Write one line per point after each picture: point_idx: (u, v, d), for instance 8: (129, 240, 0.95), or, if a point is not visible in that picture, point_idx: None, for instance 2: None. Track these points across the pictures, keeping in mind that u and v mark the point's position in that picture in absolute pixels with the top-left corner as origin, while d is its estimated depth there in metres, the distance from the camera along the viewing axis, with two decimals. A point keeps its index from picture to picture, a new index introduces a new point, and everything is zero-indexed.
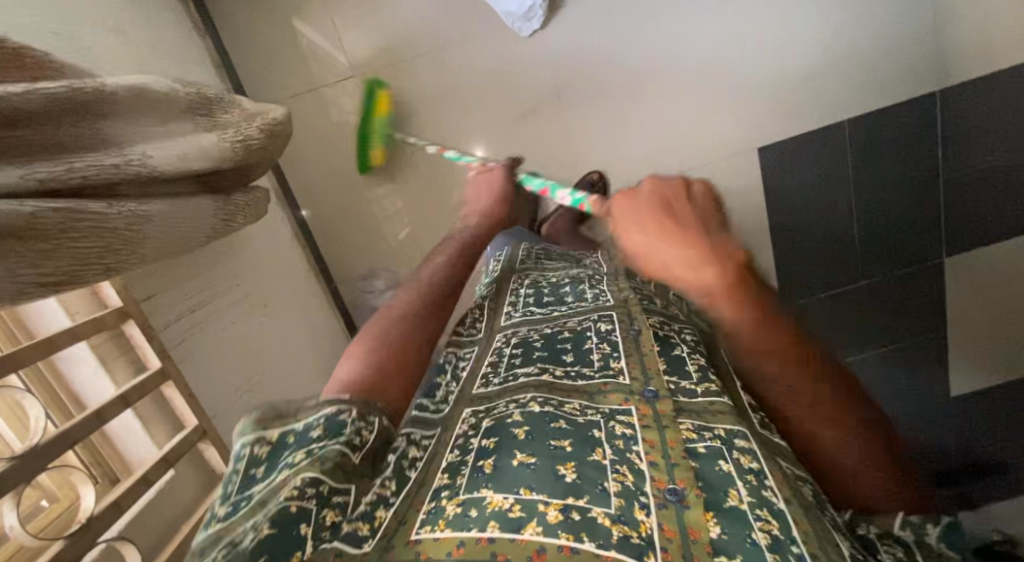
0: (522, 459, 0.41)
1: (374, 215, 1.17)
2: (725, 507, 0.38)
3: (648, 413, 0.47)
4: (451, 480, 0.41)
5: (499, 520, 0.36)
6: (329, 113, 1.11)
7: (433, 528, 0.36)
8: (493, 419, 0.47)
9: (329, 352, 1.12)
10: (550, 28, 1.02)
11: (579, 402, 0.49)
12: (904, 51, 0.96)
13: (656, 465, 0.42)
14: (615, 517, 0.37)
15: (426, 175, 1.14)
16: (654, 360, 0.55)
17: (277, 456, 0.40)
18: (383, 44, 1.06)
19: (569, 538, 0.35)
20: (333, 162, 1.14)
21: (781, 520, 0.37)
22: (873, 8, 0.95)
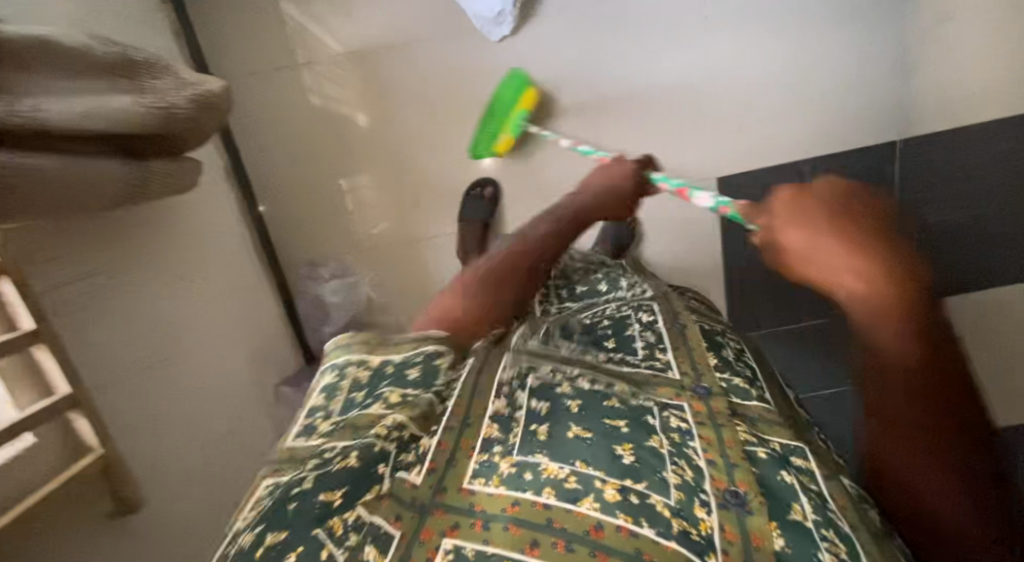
0: (467, 455, 0.48)
1: (333, 206, 1.17)
2: (651, 493, 0.45)
3: (703, 409, 0.61)
4: (504, 436, 0.51)
5: (554, 487, 0.44)
6: (302, 97, 1.10)
7: (486, 483, 0.44)
8: (540, 380, 0.60)
9: (262, 338, 1.11)
10: (528, 38, 1.03)
11: (629, 387, 0.62)
12: (869, 100, 0.99)
13: (715, 465, 0.52)
14: (676, 511, 0.44)
15: (383, 168, 1.14)
16: (702, 356, 0.73)
17: (374, 382, 0.54)
18: (369, 34, 1.06)
19: (486, 520, 0.41)
20: (295, 149, 1.13)
21: (842, 537, 0.49)
22: (843, 54, 0.97)
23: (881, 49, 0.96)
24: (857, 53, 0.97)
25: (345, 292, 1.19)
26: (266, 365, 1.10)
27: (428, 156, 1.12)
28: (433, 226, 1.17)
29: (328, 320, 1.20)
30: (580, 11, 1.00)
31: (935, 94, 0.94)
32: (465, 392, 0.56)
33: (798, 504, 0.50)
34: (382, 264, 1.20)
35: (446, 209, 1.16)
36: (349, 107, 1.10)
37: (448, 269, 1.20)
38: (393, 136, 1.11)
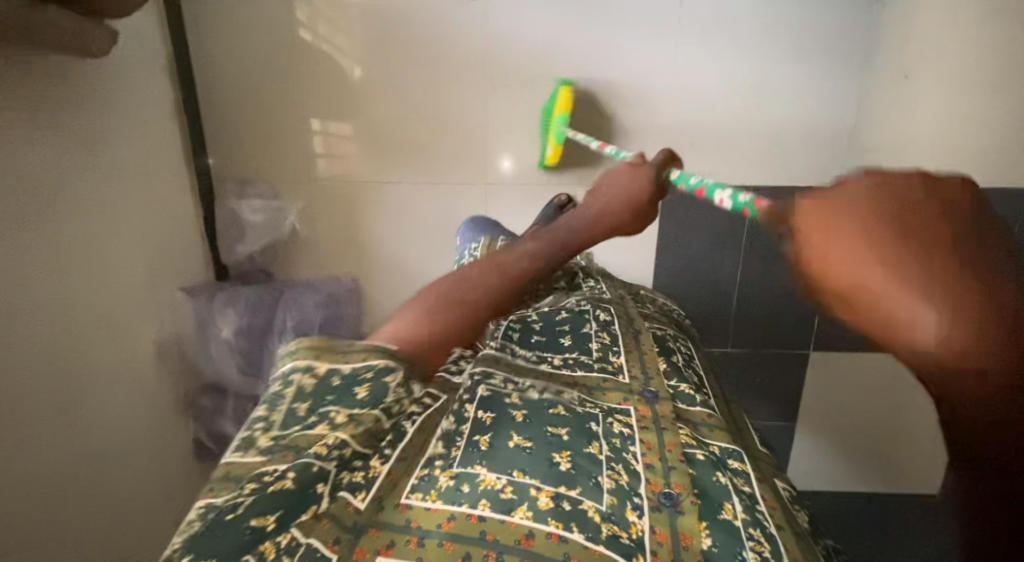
0: (518, 441, 0.49)
1: (284, 133, 1.09)
2: (718, 520, 0.47)
3: (647, 414, 0.59)
4: (446, 451, 0.47)
5: (490, 499, 0.42)
6: (287, 19, 1.03)
7: (424, 498, 0.42)
8: (491, 389, 0.56)
9: (171, 246, 1.01)
10: (531, 15, 1.03)
11: (581, 394, 0.60)
12: (817, 139, 1.07)
13: (651, 469, 0.50)
14: (605, 514, 0.44)
15: (346, 104, 1.08)
16: (651, 359, 0.71)
17: (342, 391, 0.45)
18: None
19: (559, 526, 0.41)
20: (256, 64, 1.06)
21: (771, 539, 0.47)
22: (800, 95, 1.05)
23: (840, 99, 1.05)
24: (818, 100, 1.05)
25: (270, 220, 1.10)
26: (166, 267, 0.99)
27: (401, 104, 1.09)
28: (389, 173, 1.12)
29: (246, 239, 1.09)
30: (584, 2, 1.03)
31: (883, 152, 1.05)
32: (511, 391, 0.56)
33: (729, 504, 0.50)
34: (314, 197, 1.12)
35: (409, 160, 1.11)
36: (346, 57, 1.06)
37: (389, 221, 1.14)
38: (375, 84, 1.07)
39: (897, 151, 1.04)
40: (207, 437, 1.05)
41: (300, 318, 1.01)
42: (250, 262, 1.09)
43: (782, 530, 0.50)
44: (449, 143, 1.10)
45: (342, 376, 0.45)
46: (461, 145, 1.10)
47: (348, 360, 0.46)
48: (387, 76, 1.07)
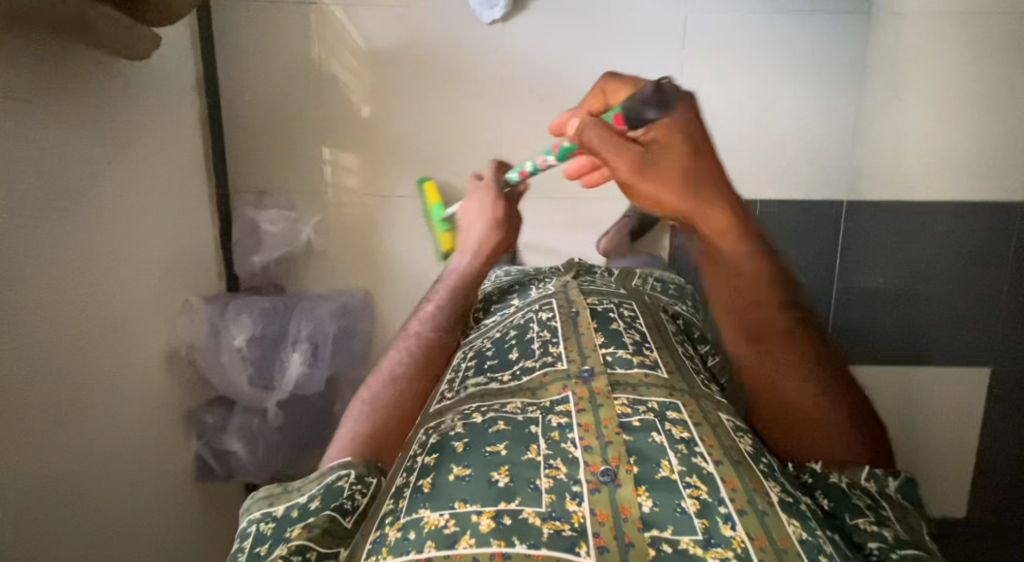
0: (458, 472, 0.46)
1: (300, 161, 1.15)
2: (655, 481, 0.45)
3: (584, 394, 0.57)
4: (395, 505, 0.46)
5: (434, 539, 0.39)
6: (301, 57, 1.10)
7: (376, 558, 0.40)
8: (438, 432, 0.56)
9: (186, 262, 1.02)
10: (524, 42, 1.10)
11: (522, 401, 0.59)
12: (815, 152, 1.15)
13: (591, 450, 0.48)
14: (545, 515, 0.40)
15: (358, 137, 1.14)
16: (588, 339, 0.70)
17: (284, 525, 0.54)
18: (398, 39, 1.10)
19: (501, 544, 0.37)
20: (274, 100, 1.12)
21: (707, 479, 0.45)
22: (809, 107, 1.13)
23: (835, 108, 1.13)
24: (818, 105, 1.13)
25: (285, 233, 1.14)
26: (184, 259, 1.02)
27: (416, 132, 1.14)
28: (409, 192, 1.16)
29: (262, 249, 1.13)
30: (587, 18, 1.09)
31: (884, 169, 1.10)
32: (456, 422, 0.56)
33: (666, 461, 0.47)
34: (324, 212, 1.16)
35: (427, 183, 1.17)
36: (357, 96, 1.12)
37: (402, 237, 1.17)
38: (387, 122, 1.13)
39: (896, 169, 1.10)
40: (207, 454, 1.05)
41: (314, 328, 1.08)
42: (263, 272, 1.12)
43: (721, 464, 0.47)
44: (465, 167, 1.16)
45: (299, 507, 0.57)
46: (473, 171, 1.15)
47: (305, 493, 0.59)
48: (397, 112, 1.13)
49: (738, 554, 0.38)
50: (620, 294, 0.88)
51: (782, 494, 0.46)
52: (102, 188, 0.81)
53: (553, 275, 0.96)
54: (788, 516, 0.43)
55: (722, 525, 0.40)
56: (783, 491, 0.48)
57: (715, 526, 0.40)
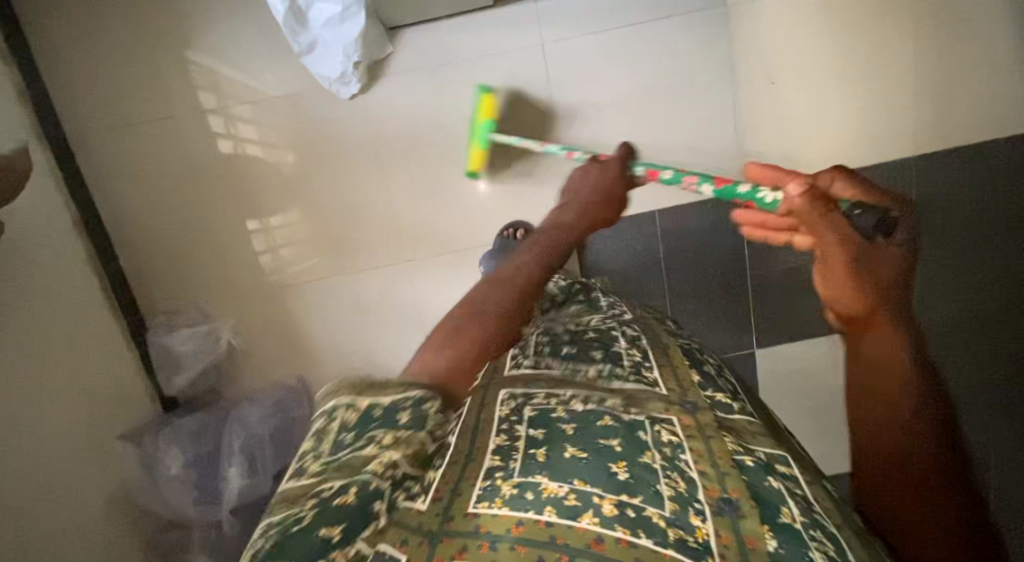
0: (573, 451, 0.46)
1: (219, 243, 1.26)
2: (780, 523, 0.43)
3: (690, 423, 0.53)
4: (505, 462, 0.45)
5: (555, 506, 0.40)
6: (202, 142, 1.22)
7: (490, 505, 0.41)
8: (535, 409, 0.53)
9: (104, 386, 1.10)
10: (397, 95, 1.20)
11: (620, 401, 0.55)
12: (697, 138, 1.20)
13: (705, 475, 0.46)
14: (671, 520, 0.40)
15: (292, 195, 1.25)
16: (685, 374, 0.64)
17: (363, 423, 0.37)
18: (290, 95, 1.21)
19: (627, 532, 0.38)
20: (182, 195, 1.24)
21: (830, 535, 0.45)
22: (679, 104, 1.19)
23: (708, 99, 1.19)
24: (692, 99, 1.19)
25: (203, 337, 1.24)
26: (117, 373, 1.14)
27: (341, 187, 1.24)
28: (335, 254, 1.27)
29: (183, 368, 1.24)
30: (459, 57, 1.18)
31: (769, 147, 1.19)
32: (557, 405, 0.53)
33: (785, 507, 0.46)
34: (232, 306, 1.28)
35: (353, 236, 1.26)
36: (279, 156, 1.23)
37: (333, 295, 1.28)
38: (306, 184, 1.24)
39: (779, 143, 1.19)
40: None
41: (246, 438, 1.11)
42: (192, 388, 1.25)
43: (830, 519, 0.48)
44: (379, 217, 1.25)
45: (386, 409, 0.38)
46: (389, 218, 1.25)
47: (389, 392, 0.38)
48: (318, 167, 1.24)
49: None
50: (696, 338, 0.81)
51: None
52: (18, 336, 0.91)
53: (619, 296, 0.92)
54: None
55: None
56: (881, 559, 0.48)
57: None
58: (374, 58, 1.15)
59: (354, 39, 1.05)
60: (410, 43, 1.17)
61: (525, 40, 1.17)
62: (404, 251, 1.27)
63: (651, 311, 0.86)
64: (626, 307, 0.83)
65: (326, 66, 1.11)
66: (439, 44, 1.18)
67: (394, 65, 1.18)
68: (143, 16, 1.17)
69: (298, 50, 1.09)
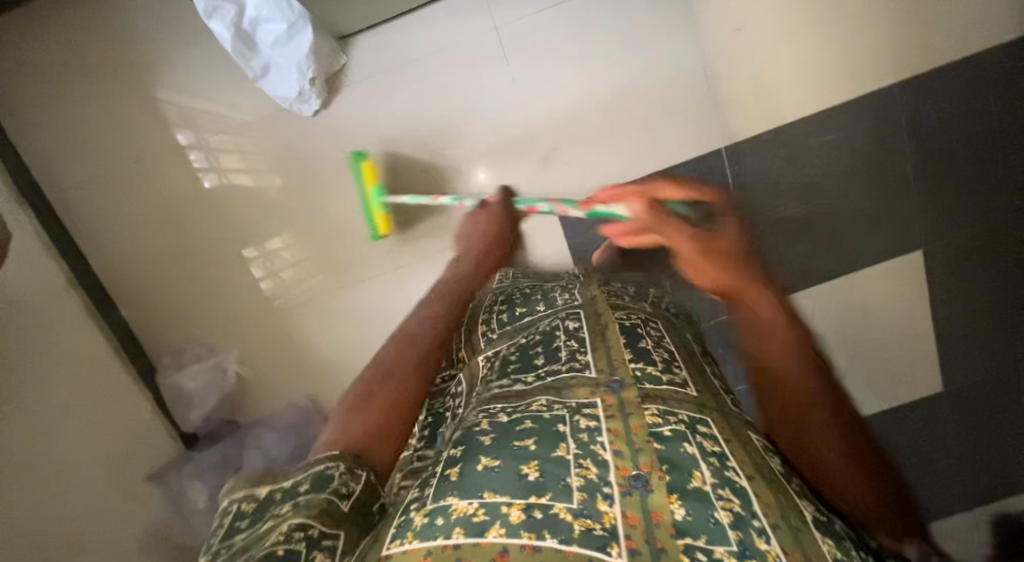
0: (487, 462, 0.44)
1: (216, 278, 1.27)
2: (688, 490, 0.40)
3: (612, 401, 0.50)
4: (422, 492, 0.45)
5: (463, 525, 0.38)
6: (184, 180, 1.23)
7: (401, 542, 0.39)
8: (463, 430, 0.52)
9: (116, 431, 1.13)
10: (365, 102, 1.20)
11: (546, 399, 0.53)
12: (674, 99, 1.16)
13: (620, 453, 0.43)
14: (577, 512, 0.38)
15: (280, 219, 1.25)
16: (618, 351, 0.60)
17: (258, 511, 0.52)
18: (264, 118, 1.21)
19: (531, 537, 0.36)
20: (172, 236, 1.25)
21: (742, 493, 0.41)
22: (649, 67, 1.15)
23: (679, 59, 1.14)
24: (660, 61, 1.15)
25: (208, 373, 1.26)
26: (133, 418, 1.17)
27: (326, 204, 1.24)
28: (331, 270, 1.27)
29: (194, 406, 1.26)
30: (421, 56, 1.17)
31: (748, 95, 1.14)
32: (481, 418, 0.52)
33: (699, 471, 0.42)
34: (238, 338, 1.29)
35: (346, 250, 1.26)
36: (263, 181, 1.23)
37: (334, 313, 1.29)
38: (292, 205, 1.24)
39: (757, 90, 1.14)
40: None
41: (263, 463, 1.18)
42: (206, 423, 1.27)
43: (753, 478, 0.44)
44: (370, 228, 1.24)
45: (284, 488, 0.54)
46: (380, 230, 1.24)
47: (290, 476, 0.56)
48: (301, 186, 1.24)
49: None
50: (646, 310, 0.78)
51: (817, 514, 0.47)
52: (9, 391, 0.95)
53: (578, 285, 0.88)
54: (823, 535, 0.43)
55: (757, 537, 0.37)
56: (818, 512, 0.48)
57: (750, 539, 0.37)
58: (330, 69, 1.16)
59: (306, 55, 1.06)
60: (364, 49, 1.18)
61: (479, 25, 1.16)
62: (401, 260, 1.26)
63: (603, 288, 0.83)
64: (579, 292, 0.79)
65: (283, 86, 1.12)
66: (393, 41, 1.17)
67: (355, 74, 1.19)
68: (108, 66, 1.19)
69: (253, 75, 1.10)
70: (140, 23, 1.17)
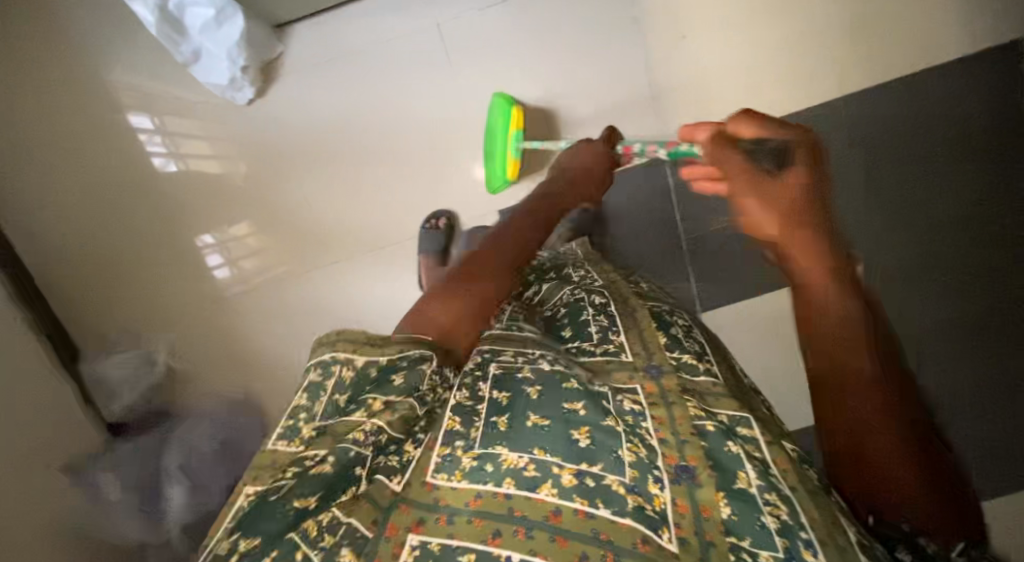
0: (535, 419, 0.50)
1: (165, 249, 1.34)
2: (734, 489, 0.48)
3: (655, 390, 0.56)
4: (466, 431, 0.50)
5: (515, 476, 0.46)
6: (136, 160, 1.34)
7: (449, 478, 0.46)
8: (503, 367, 0.59)
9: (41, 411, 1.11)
10: (313, 90, 1.32)
11: (586, 375, 0.58)
12: (621, 101, 1.27)
13: (667, 443, 0.51)
14: (630, 487, 0.46)
15: (230, 199, 1.33)
16: (651, 334, 0.66)
17: (357, 386, 0.53)
18: (214, 104, 1.33)
19: (585, 503, 0.44)
20: (123, 215, 1.34)
21: (788, 501, 0.48)
22: (586, 71, 1.28)
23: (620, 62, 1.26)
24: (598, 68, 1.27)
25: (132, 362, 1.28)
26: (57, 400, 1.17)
27: (281, 182, 1.33)
28: (287, 244, 1.32)
29: (117, 395, 1.26)
30: (363, 51, 1.32)
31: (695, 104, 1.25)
32: (521, 365, 0.58)
33: (743, 471, 0.50)
34: (188, 314, 1.35)
35: (301, 229, 1.33)
36: (217, 165, 1.33)
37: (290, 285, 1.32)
38: (246, 180, 1.33)
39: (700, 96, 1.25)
40: None
41: (183, 458, 1.16)
42: (130, 412, 1.25)
43: (796, 490, 0.49)
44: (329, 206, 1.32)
45: (380, 367, 0.54)
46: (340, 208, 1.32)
47: (390, 353, 0.55)
48: (253, 166, 1.33)
49: None
50: (670, 303, 0.83)
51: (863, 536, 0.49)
52: None
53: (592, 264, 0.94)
54: (875, 558, 0.47)
55: (805, 550, 0.44)
56: (863, 534, 0.49)
57: (796, 548, 0.45)
58: (264, 58, 1.30)
59: (235, 41, 1.20)
60: (302, 38, 1.33)
61: (423, 22, 1.30)
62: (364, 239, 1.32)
63: (621, 277, 0.88)
64: (597, 274, 0.86)
65: (215, 73, 1.26)
66: (329, 41, 1.33)
67: (293, 68, 1.33)
68: (67, 70, 1.34)
69: (185, 59, 1.24)
70: (96, 33, 1.33)
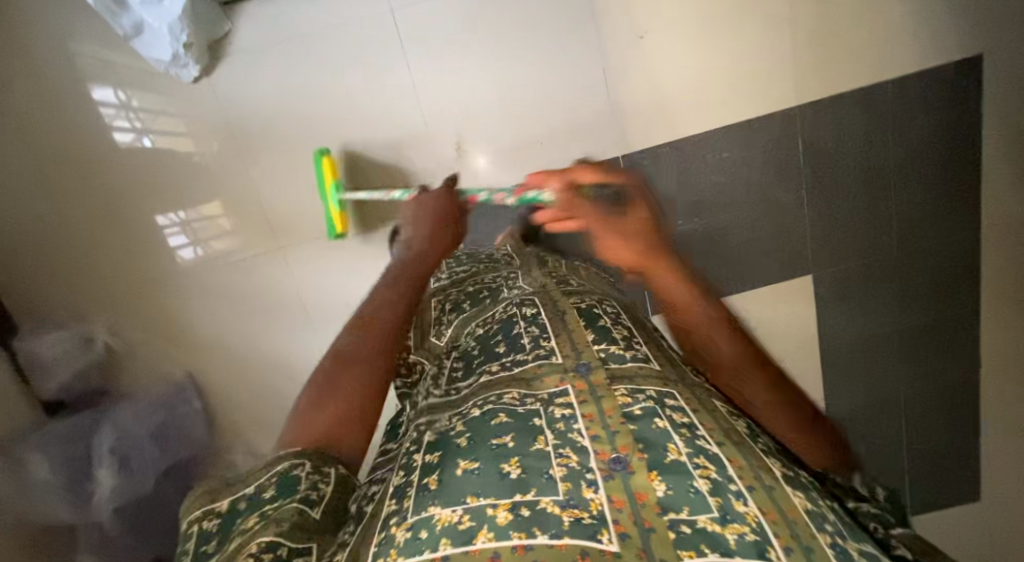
0: (466, 466, 0.52)
1: (127, 229, 1.36)
2: (666, 465, 0.50)
3: (584, 387, 0.61)
4: (401, 504, 0.51)
5: (450, 536, 0.45)
6: (94, 138, 1.31)
7: (386, 560, 0.45)
8: (438, 432, 0.61)
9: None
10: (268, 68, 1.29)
11: (518, 392, 0.63)
12: (574, 102, 1.35)
13: (598, 439, 0.53)
14: (564, 503, 0.47)
15: (196, 177, 1.34)
16: (579, 335, 0.72)
17: (222, 531, 0.55)
18: (168, 82, 1.29)
19: (522, 535, 0.44)
20: (84, 195, 1.34)
21: (716, 461, 0.52)
22: (543, 71, 1.33)
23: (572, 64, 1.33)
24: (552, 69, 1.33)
25: (65, 347, 1.35)
26: None
27: (250, 160, 1.34)
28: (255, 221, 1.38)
29: (51, 374, 1.35)
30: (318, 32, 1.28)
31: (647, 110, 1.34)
32: (454, 422, 0.61)
33: (673, 445, 0.53)
34: (147, 289, 1.40)
35: (271, 205, 1.37)
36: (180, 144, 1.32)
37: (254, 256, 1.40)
38: (210, 159, 1.33)
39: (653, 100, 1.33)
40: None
41: (115, 441, 1.31)
42: (66, 392, 1.36)
43: (724, 446, 0.55)
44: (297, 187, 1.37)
45: (245, 498, 0.57)
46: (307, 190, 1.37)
47: (252, 484, 0.58)
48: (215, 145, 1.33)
49: (756, 527, 0.45)
50: (599, 293, 0.89)
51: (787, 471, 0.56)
52: None
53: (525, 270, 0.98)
54: (795, 489, 0.53)
55: (736, 501, 0.48)
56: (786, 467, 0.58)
57: (728, 501, 0.48)
58: (213, 34, 1.24)
59: (177, 18, 1.13)
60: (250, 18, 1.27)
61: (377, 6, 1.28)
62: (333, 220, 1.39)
63: (549, 278, 0.92)
64: (524, 283, 0.90)
65: (157, 49, 1.20)
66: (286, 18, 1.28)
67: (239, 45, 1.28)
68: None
69: (126, 32, 1.18)
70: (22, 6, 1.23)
